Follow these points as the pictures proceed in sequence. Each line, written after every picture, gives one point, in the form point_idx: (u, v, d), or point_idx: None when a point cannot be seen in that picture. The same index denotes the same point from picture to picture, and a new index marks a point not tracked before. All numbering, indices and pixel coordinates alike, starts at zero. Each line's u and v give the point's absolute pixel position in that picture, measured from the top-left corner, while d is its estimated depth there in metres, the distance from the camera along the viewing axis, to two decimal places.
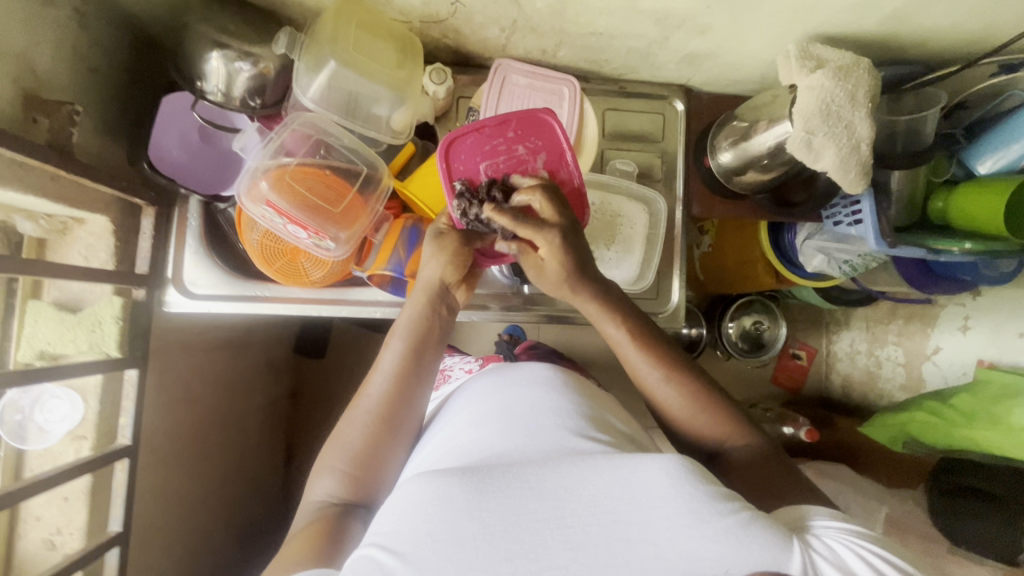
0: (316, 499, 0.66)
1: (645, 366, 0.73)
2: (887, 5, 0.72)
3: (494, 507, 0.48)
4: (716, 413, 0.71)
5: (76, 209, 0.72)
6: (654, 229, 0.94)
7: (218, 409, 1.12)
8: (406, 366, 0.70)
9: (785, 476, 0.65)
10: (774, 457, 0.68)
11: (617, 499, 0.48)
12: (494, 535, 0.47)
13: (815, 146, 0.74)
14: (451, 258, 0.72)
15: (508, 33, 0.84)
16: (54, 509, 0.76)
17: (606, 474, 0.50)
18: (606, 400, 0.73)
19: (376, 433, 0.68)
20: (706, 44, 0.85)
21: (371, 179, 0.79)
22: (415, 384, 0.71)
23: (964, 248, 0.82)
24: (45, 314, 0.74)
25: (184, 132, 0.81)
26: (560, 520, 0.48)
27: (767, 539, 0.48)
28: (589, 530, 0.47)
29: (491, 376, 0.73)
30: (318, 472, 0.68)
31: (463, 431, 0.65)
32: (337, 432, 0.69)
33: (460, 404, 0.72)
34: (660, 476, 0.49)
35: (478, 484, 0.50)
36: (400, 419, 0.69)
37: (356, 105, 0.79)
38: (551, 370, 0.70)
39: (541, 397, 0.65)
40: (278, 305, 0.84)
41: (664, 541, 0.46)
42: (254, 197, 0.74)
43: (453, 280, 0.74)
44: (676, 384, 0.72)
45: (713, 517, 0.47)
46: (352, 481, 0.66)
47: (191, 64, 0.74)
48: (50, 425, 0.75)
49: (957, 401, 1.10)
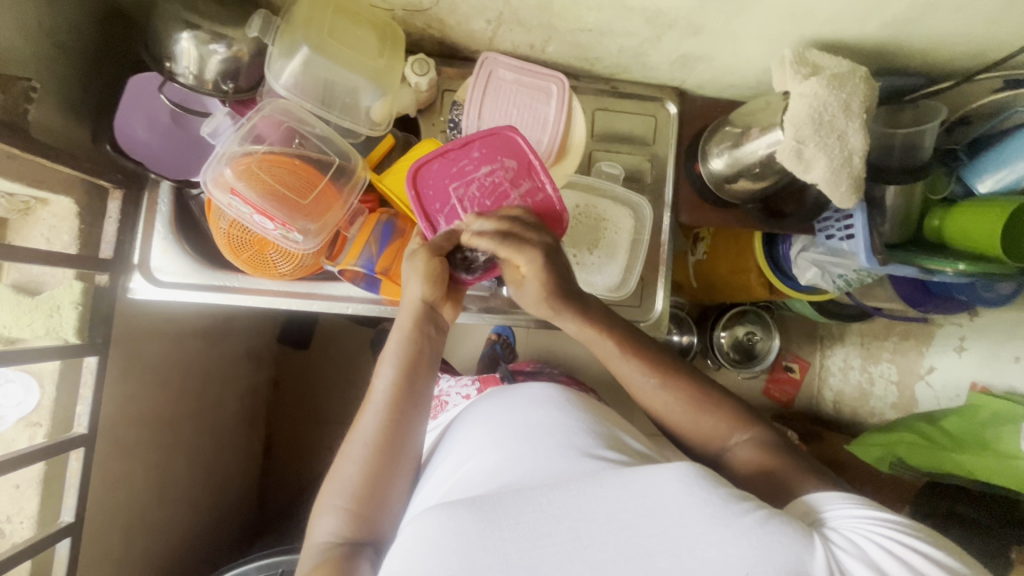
0: (317, 543, 0.60)
1: (638, 375, 0.71)
2: (888, 12, 0.69)
3: (509, 535, 0.45)
4: (717, 411, 0.69)
5: (37, 189, 0.70)
6: (640, 235, 0.92)
7: (190, 397, 1.10)
8: (405, 391, 0.65)
9: (793, 468, 0.62)
10: (782, 449, 0.65)
11: (633, 512, 0.46)
12: (512, 564, 0.44)
13: (805, 157, 0.70)
14: (430, 273, 0.67)
15: (495, 26, 0.81)
16: (4, 497, 0.74)
17: (618, 488, 0.47)
18: (610, 416, 0.70)
19: (378, 464, 0.62)
20: (700, 46, 0.81)
21: (344, 170, 0.77)
22: (415, 408, 0.66)
23: (958, 269, 0.79)
24: (1, 296, 0.71)
25: (153, 114, 0.78)
26: (577, 541, 0.45)
27: (794, 539, 0.45)
28: (607, 549, 0.44)
29: (497, 398, 0.70)
30: (319, 512, 0.62)
31: (472, 456, 0.61)
32: (337, 466, 0.64)
33: (467, 426, 0.69)
34: (672, 485, 0.47)
35: (489, 511, 0.47)
36: (401, 448, 0.64)
37: (332, 94, 0.77)
38: (556, 390, 0.68)
39: (548, 415, 0.62)
40: (246, 296, 0.82)
41: (685, 551, 0.43)
42: (220, 184, 0.71)
43: (436, 297, 0.69)
44: (672, 389, 0.70)
45: (731, 519, 0.44)
46: (355, 519, 0.60)
47: (161, 44, 0.71)
48: (2, 409, 0.73)
49: (948, 424, 1.09)
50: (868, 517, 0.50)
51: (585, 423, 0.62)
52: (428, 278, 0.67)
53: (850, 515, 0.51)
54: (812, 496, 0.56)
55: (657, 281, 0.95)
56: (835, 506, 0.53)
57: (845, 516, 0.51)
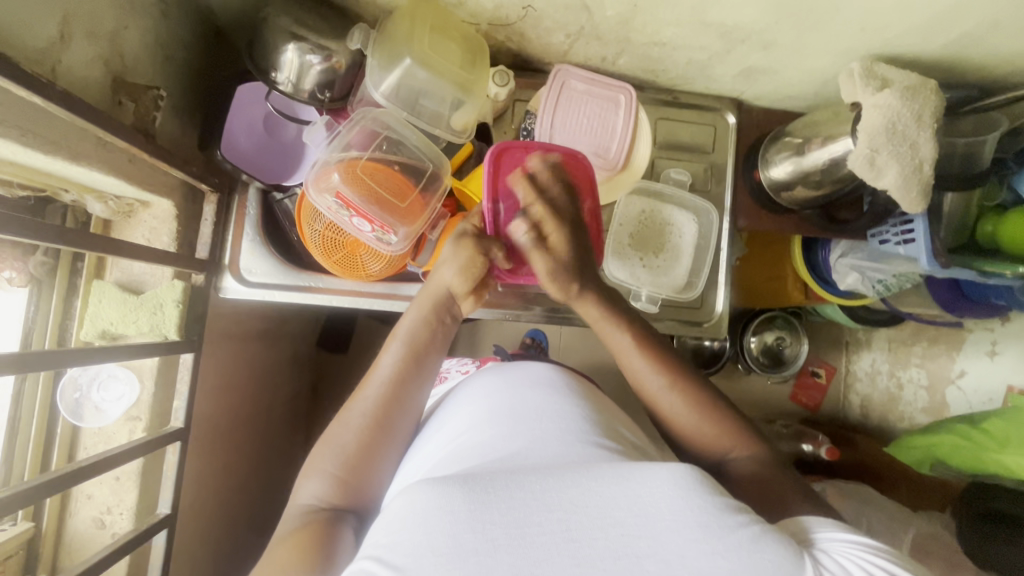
0: (301, 504, 0.62)
1: (646, 373, 0.71)
2: (955, 28, 0.73)
3: (499, 519, 0.44)
4: (722, 420, 0.68)
5: (147, 191, 0.73)
6: (703, 238, 0.95)
7: (252, 397, 1.12)
8: (406, 368, 0.69)
9: (791, 487, 0.61)
10: (782, 469, 0.64)
11: (626, 511, 0.44)
12: (498, 550, 0.42)
13: (877, 164, 0.74)
14: (466, 266, 0.73)
15: (573, 40, 0.85)
16: (105, 488, 0.77)
17: (613, 484, 0.46)
18: (608, 407, 0.70)
19: (371, 435, 0.65)
20: (767, 59, 0.86)
21: (435, 177, 0.80)
22: (415, 385, 0.69)
23: (1016, 272, 0.83)
24: (108, 295, 0.76)
25: (252, 121, 0.83)
26: (566, 533, 0.43)
27: (787, 557, 0.43)
28: (596, 545, 0.42)
29: (494, 377, 0.70)
30: (306, 475, 0.64)
31: (467, 434, 0.61)
32: (331, 432, 0.66)
33: (461, 405, 0.69)
34: (670, 487, 0.45)
35: (481, 492, 0.45)
36: (396, 422, 0.67)
37: (422, 104, 0.80)
38: (557, 376, 0.68)
39: (546, 401, 0.62)
40: (332, 296, 0.85)
41: (675, 556, 0.41)
42: (322, 187, 0.75)
43: (461, 291, 0.74)
44: (679, 391, 0.70)
45: (724, 531, 0.43)
46: (341, 485, 0.62)
47: (268, 56, 0.76)
48: (105, 404, 0.77)
49: (990, 425, 1.05)
50: (860, 546, 0.48)
51: (582, 412, 0.61)
52: (464, 270, 0.72)
53: (842, 542, 0.48)
54: (803, 518, 0.53)
55: (717, 281, 0.98)
56: (825, 530, 0.50)
57: (838, 542, 0.48)
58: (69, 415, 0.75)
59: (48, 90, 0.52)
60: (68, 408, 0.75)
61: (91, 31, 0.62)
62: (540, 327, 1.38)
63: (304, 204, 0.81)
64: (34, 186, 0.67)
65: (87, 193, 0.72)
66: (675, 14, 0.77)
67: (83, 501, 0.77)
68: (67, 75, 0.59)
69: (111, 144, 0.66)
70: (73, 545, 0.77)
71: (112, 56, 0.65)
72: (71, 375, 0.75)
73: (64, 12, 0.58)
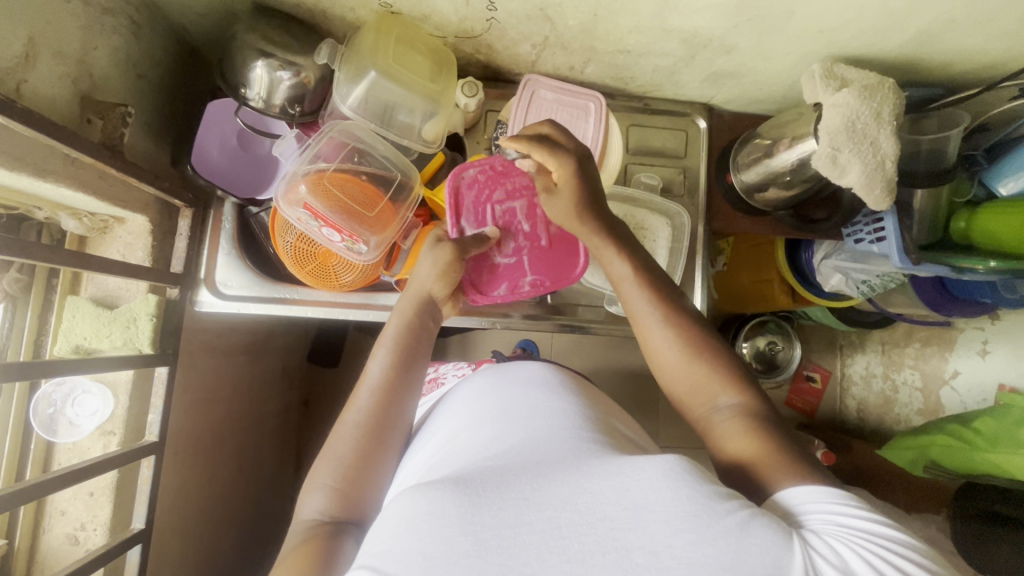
0: (304, 519, 0.59)
1: (641, 305, 0.69)
2: (910, 28, 0.75)
3: (489, 521, 0.44)
4: (712, 365, 0.65)
5: (119, 207, 0.75)
6: (677, 241, 0.96)
7: (236, 411, 1.12)
8: (397, 375, 0.67)
9: (773, 449, 0.56)
10: (770, 422, 0.59)
11: (614, 505, 0.45)
12: (488, 551, 0.43)
13: (840, 161, 0.75)
14: (443, 265, 0.74)
15: (539, 50, 0.87)
16: (79, 503, 0.78)
17: (601, 480, 0.47)
18: (606, 405, 0.69)
19: (369, 446, 0.62)
20: (730, 64, 0.87)
21: (404, 185, 0.82)
22: (406, 394, 0.67)
23: (990, 266, 0.82)
24: (82, 310, 0.77)
25: (224, 136, 0.85)
26: (556, 531, 0.44)
27: (775, 539, 0.43)
28: (585, 541, 0.43)
29: (487, 377, 0.70)
30: (307, 490, 0.61)
31: (459, 433, 0.60)
32: (327, 445, 0.63)
33: (455, 404, 0.69)
34: (658, 477, 0.46)
35: (472, 495, 0.46)
36: (390, 432, 0.64)
37: (391, 115, 0.82)
38: (549, 371, 0.68)
39: (537, 396, 0.62)
40: (306, 307, 0.86)
41: (663, 547, 0.42)
42: (292, 200, 0.76)
43: (441, 295, 0.75)
44: (675, 329, 0.67)
45: (712, 519, 0.44)
46: (340, 497, 0.59)
47: (237, 73, 0.78)
48: (80, 419, 0.77)
49: (980, 424, 1.04)
50: (849, 525, 0.46)
51: (576, 406, 0.61)
52: (444, 275, 0.73)
53: (830, 521, 0.47)
54: (787, 494, 0.52)
55: (695, 285, 0.98)
56: (820, 510, 0.49)
57: (827, 523, 0.47)
58: (43, 431, 0.76)
59: (10, 107, 0.54)
60: (42, 424, 0.76)
61: (58, 52, 0.64)
62: (530, 338, 1.34)
63: (276, 216, 0.83)
64: (7, 204, 0.69)
65: (61, 210, 0.73)
66: (633, 21, 0.78)
67: (57, 517, 0.78)
68: (32, 93, 0.61)
69: (80, 160, 0.68)
70: (47, 561, 0.77)
71: (80, 76, 0.68)
72: (44, 391, 0.76)
73: (30, 33, 0.60)
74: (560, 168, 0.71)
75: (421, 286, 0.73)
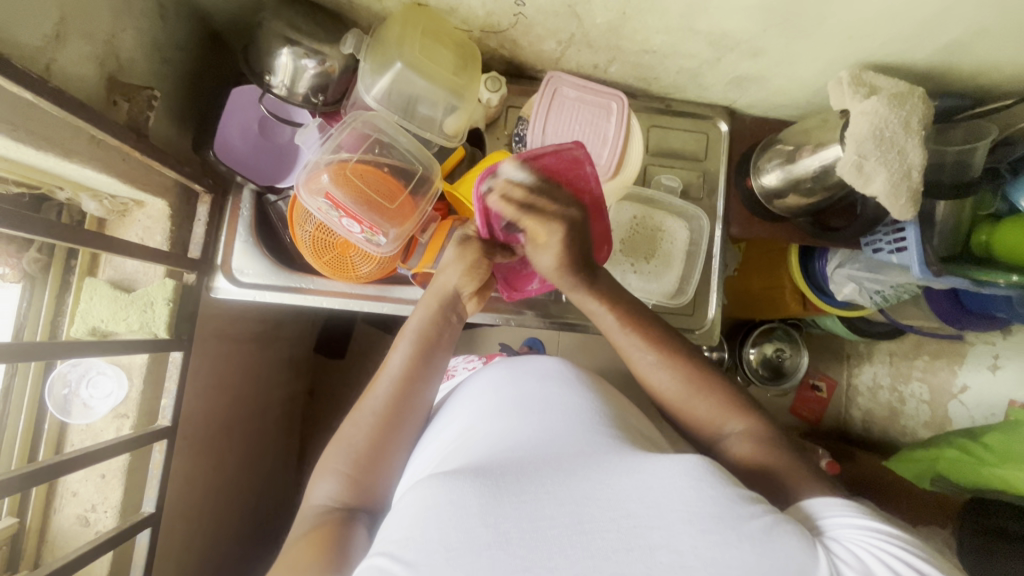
0: (314, 505, 0.59)
1: (636, 351, 0.70)
2: (943, 37, 0.74)
3: (510, 512, 0.44)
4: (714, 396, 0.66)
5: (140, 190, 0.75)
6: (694, 245, 0.96)
7: (243, 399, 1.11)
8: (416, 367, 0.67)
9: (791, 467, 0.58)
10: (780, 443, 0.61)
11: (637, 502, 0.44)
12: (510, 545, 0.42)
13: (865, 170, 0.75)
14: (470, 265, 0.73)
15: (564, 47, 0.86)
16: (90, 485, 0.78)
17: (623, 478, 0.47)
18: (619, 402, 0.68)
19: (383, 434, 0.62)
20: (756, 67, 0.86)
21: (425, 179, 0.81)
22: (425, 385, 0.66)
23: (1010, 281, 0.83)
24: (100, 292, 0.77)
25: (246, 124, 0.85)
26: (577, 526, 0.43)
27: (800, 545, 0.44)
28: (607, 537, 0.43)
29: (501, 367, 0.69)
30: (319, 475, 0.61)
31: (473, 423, 0.60)
32: (343, 430, 0.64)
33: (468, 394, 0.68)
34: (681, 476, 0.46)
35: (493, 487, 0.46)
36: (406, 421, 0.64)
37: (413, 108, 0.82)
38: (564, 367, 0.67)
39: (555, 391, 0.61)
40: (321, 297, 0.86)
41: (687, 547, 0.42)
42: (313, 189, 0.76)
43: (466, 290, 0.74)
44: (670, 367, 0.68)
45: (738, 522, 0.43)
46: (352, 485, 0.59)
47: (262, 59, 0.78)
48: (94, 401, 0.78)
49: (990, 438, 1.07)
50: (870, 530, 0.47)
51: (593, 403, 0.60)
52: (469, 270, 0.72)
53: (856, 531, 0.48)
54: (810, 503, 0.53)
55: (710, 288, 0.98)
56: (847, 529, 0.48)
57: (850, 531, 0.48)
58: (57, 411, 0.76)
59: (40, 87, 0.54)
60: (56, 405, 0.76)
61: (87, 33, 0.64)
62: (538, 336, 1.33)
63: (294, 205, 0.82)
64: (29, 183, 0.69)
65: (82, 191, 0.73)
66: (662, 20, 0.77)
67: (68, 498, 0.78)
68: (61, 73, 0.61)
69: (105, 142, 0.68)
70: (56, 541, 0.77)
71: (108, 58, 0.68)
72: (60, 371, 0.77)
73: (60, 13, 0.60)
74: (549, 235, 0.71)
75: (449, 281, 0.73)
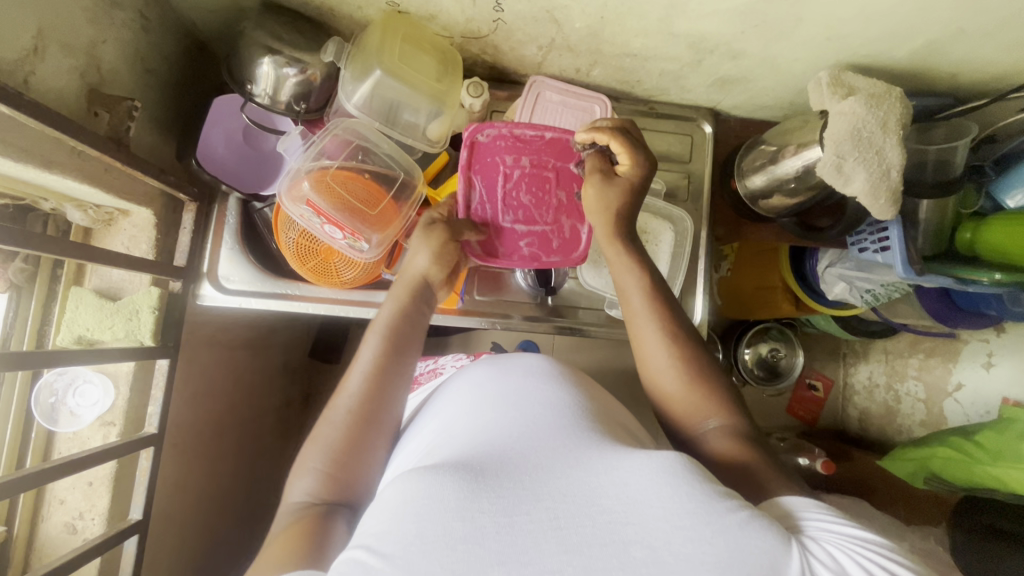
0: (293, 502, 0.59)
1: (642, 317, 0.69)
2: (920, 37, 0.74)
3: (487, 507, 0.44)
4: (706, 388, 0.65)
5: (124, 200, 0.76)
6: (680, 247, 0.96)
7: (236, 405, 1.12)
8: (388, 361, 0.66)
9: (766, 470, 0.57)
10: (754, 445, 0.61)
11: (613, 499, 0.45)
12: (485, 537, 0.43)
13: (845, 170, 0.75)
14: (440, 251, 0.73)
15: (546, 51, 0.87)
16: (78, 493, 0.79)
17: (601, 475, 0.47)
18: (600, 393, 0.69)
19: (358, 431, 0.62)
20: (737, 69, 0.86)
21: (407, 185, 0.82)
22: (400, 379, 0.66)
23: (994, 279, 0.82)
24: (85, 301, 0.78)
25: (230, 132, 0.86)
26: (553, 522, 0.44)
27: (773, 541, 0.44)
28: (583, 532, 0.43)
29: (485, 365, 0.69)
30: (296, 473, 0.61)
31: (455, 418, 0.60)
32: (318, 428, 0.63)
33: (451, 392, 0.68)
34: (658, 474, 0.47)
35: (470, 482, 0.46)
36: (382, 417, 0.63)
37: (395, 114, 0.83)
38: (547, 362, 0.67)
39: (537, 386, 0.61)
40: (307, 304, 0.85)
41: (661, 543, 0.42)
42: (295, 196, 0.77)
43: (437, 278, 0.74)
44: (673, 344, 0.67)
45: (713, 517, 0.44)
46: (331, 482, 0.59)
47: (244, 68, 0.79)
48: (81, 409, 0.78)
49: (983, 438, 1.03)
50: (848, 534, 0.47)
51: (574, 399, 0.60)
52: (439, 254, 0.73)
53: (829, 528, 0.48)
54: (786, 499, 0.53)
55: (696, 289, 0.98)
56: (818, 522, 0.49)
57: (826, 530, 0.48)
58: (44, 420, 0.77)
59: (17, 100, 0.55)
60: (43, 413, 0.77)
61: (67, 45, 0.65)
62: (532, 339, 1.33)
63: (279, 213, 0.83)
64: (14, 194, 0.70)
65: (66, 201, 0.74)
66: (640, 24, 0.78)
67: (56, 506, 0.79)
68: (40, 86, 0.62)
69: (86, 153, 0.69)
70: (44, 549, 0.78)
71: (88, 69, 0.69)
72: (46, 380, 0.77)
73: (38, 26, 0.61)
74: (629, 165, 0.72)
75: (416, 266, 0.73)
